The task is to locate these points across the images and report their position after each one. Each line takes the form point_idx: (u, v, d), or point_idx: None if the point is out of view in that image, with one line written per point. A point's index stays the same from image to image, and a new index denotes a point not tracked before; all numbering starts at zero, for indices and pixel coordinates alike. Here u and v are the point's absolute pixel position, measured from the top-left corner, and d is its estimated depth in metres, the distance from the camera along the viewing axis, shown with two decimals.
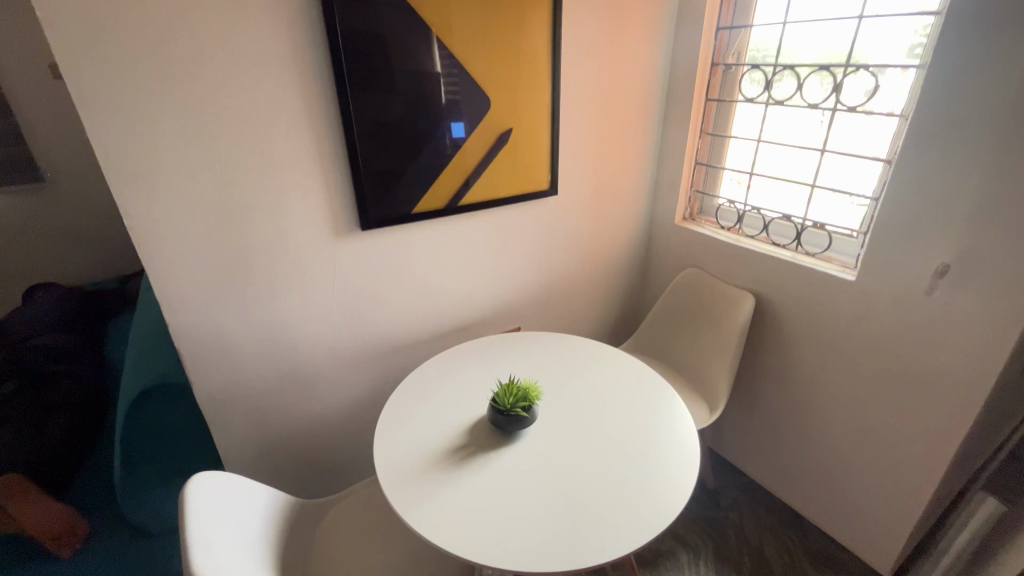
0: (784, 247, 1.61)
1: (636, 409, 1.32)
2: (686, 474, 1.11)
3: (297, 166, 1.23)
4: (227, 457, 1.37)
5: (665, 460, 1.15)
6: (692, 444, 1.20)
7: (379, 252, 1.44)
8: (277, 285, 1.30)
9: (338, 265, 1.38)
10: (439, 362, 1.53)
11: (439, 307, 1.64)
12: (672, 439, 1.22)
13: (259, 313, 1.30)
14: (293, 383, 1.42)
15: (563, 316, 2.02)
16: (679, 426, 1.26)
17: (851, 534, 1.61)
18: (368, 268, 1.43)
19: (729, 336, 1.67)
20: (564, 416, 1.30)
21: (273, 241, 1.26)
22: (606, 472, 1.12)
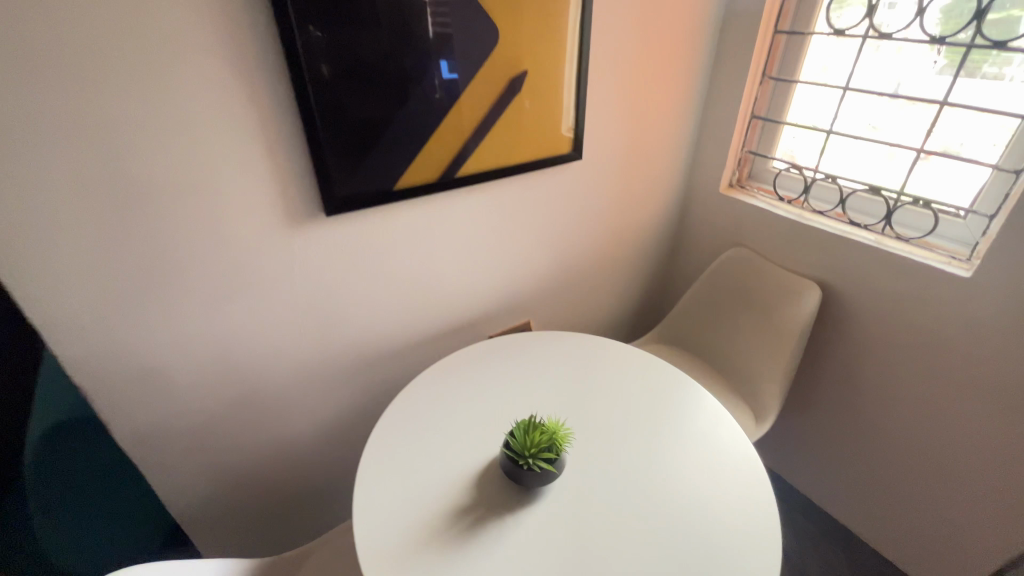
0: (867, 226, 1.32)
1: (689, 447, 1.08)
2: (766, 548, 0.89)
3: (229, 130, 0.87)
4: (168, 500, 1.09)
5: (738, 526, 0.92)
6: (766, 501, 0.97)
7: (356, 240, 1.11)
8: (221, 290, 0.98)
9: (303, 261, 1.05)
10: (436, 375, 1.24)
11: (435, 303, 1.33)
12: (741, 495, 0.98)
13: (202, 326, 0.99)
14: (254, 407, 1.13)
15: (580, 302, 1.71)
16: (747, 473, 1.03)
17: (909, 559, 1.41)
18: (342, 263, 1.11)
19: (783, 333, 1.39)
20: (600, 458, 1.04)
21: (210, 233, 0.92)
22: (665, 545, 0.88)
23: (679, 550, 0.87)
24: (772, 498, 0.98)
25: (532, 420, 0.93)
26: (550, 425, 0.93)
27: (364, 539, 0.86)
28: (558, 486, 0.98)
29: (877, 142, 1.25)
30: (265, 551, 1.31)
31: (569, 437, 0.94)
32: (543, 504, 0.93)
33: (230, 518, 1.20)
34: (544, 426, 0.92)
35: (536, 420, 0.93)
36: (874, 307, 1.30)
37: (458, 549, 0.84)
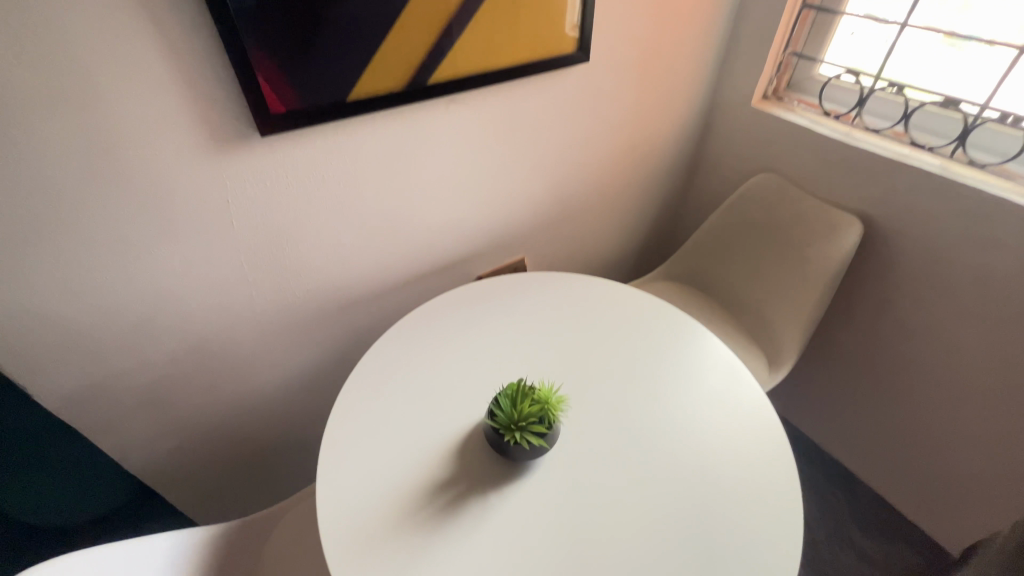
0: (930, 149, 1.12)
1: (700, 409, 0.96)
2: (787, 529, 0.79)
3: (118, 24, 0.66)
4: (127, 461, 1.00)
5: (755, 504, 0.82)
6: (787, 472, 0.86)
7: (314, 168, 0.92)
8: (148, 231, 0.81)
9: (249, 195, 0.87)
10: (416, 324, 1.09)
11: (414, 242, 1.16)
12: (759, 465, 0.87)
13: (133, 273, 0.84)
14: (214, 361, 1.01)
15: (582, 238, 1.54)
16: (766, 439, 0.91)
17: (915, 502, 1.38)
18: (298, 196, 0.93)
19: (811, 276, 1.24)
20: (600, 423, 0.92)
21: (118, 162, 0.74)
22: (672, 527, 0.78)
23: (688, 533, 0.78)
24: (793, 467, 0.87)
25: (522, 385, 0.81)
26: (540, 389, 0.81)
27: (328, 523, 0.75)
28: (551, 457, 0.86)
29: (972, 41, 1.03)
30: (219, 522, 1.25)
31: (562, 405, 0.82)
32: (533, 480, 0.82)
33: (202, 473, 1.13)
34: (535, 392, 0.80)
35: (527, 385, 0.81)
36: (920, 244, 1.14)
37: (436, 534, 0.74)
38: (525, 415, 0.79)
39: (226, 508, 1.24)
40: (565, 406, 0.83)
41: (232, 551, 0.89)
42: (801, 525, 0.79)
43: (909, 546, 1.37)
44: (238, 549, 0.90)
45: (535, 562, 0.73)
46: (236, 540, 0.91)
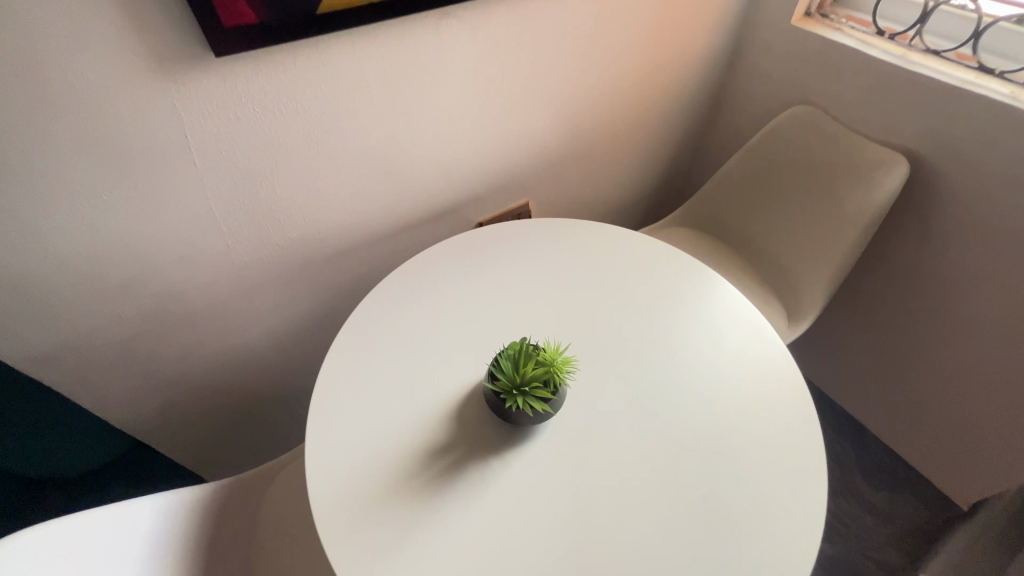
0: (997, 74, 0.99)
1: (719, 373, 0.88)
2: (808, 507, 0.73)
3: None
4: (114, 417, 0.97)
5: (774, 478, 0.76)
6: (811, 444, 0.79)
7: (290, 100, 0.81)
8: (104, 176, 0.73)
9: (217, 130, 0.77)
10: (409, 276, 1.01)
11: (408, 185, 1.06)
12: (781, 435, 0.80)
13: (93, 224, 0.76)
14: (195, 316, 0.95)
15: (592, 181, 1.42)
16: (790, 409, 0.84)
17: (927, 456, 1.35)
18: (277, 131, 0.82)
19: (844, 222, 1.13)
20: (610, 386, 0.85)
21: (55, 89, 0.64)
22: (684, 501, 0.73)
23: (699, 499, 0.73)
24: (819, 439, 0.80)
25: (525, 346, 0.74)
26: (546, 350, 0.74)
27: (314, 490, 0.71)
28: (555, 423, 0.80)
29: None
30: (216, 475, 1.24)
31: (568, 368, 0.75)
32: (535, 448, 0.77)
33: (197, 428, 1.11)
34: (538, 354, 0.73)
35: (530, 345, 0.74)
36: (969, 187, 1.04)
37: (430, 503, 0.70)
38: (527, 379, 0.73)
39: (226, 460, 1.23)
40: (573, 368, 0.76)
41: (226, 507, 0.87)
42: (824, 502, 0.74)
43: (915, 498, 1.36)
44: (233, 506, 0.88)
45: (534, 537, 0.68)
46: (231, 498, 0.89)
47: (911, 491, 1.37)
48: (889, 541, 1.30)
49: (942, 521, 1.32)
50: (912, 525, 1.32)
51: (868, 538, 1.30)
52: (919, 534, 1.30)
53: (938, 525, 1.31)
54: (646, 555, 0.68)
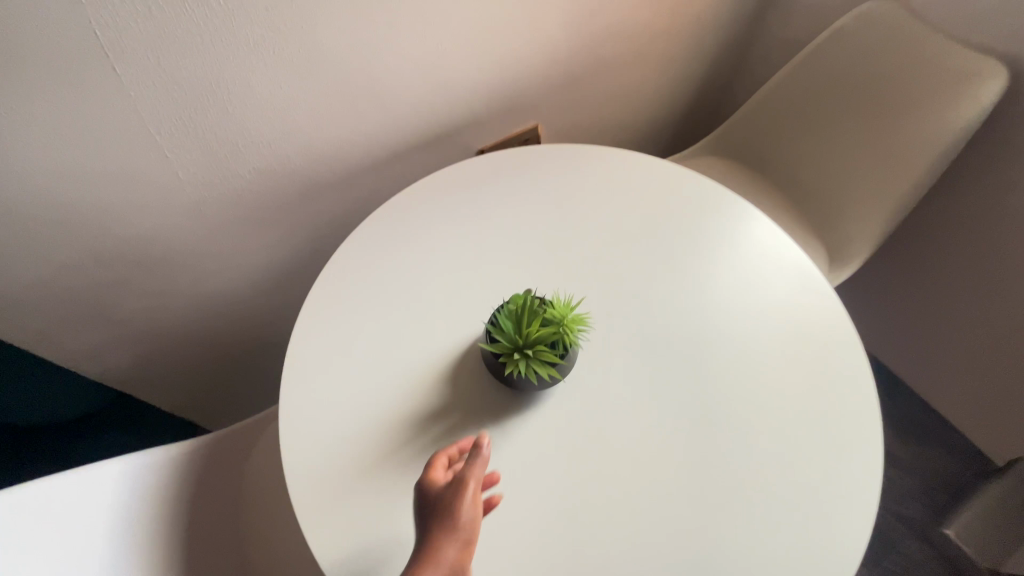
0: None
1: (760, 334, 0.76)
2: (861, 492, 0.65)
3: None
4: (89, 364, 0.91)
5: (822, 459, 0.67)
6: (868, 420, 0.69)
7: None
8: (6, 89, 0.60)
9: (154, 26, 0.63)
10: (398, 214, 0.87)
11: (400, 104, 0.91)
12: (832, 410, 0.70)
13: (6, 150, 0.64)
14: (159, 257, 0.85)
15: (614, 102, 1.24)
16: (844, 377, 0.73)
17: (965, 408, 1.25)
18: (233, 29, 0.68)
19: (913, 149, 0.96)
20: (631, 349, 0.74)
21: None
22: (716, 483, 0.65)
23: (732, 460, 0.66)
24: (877, 413, 0.70)
25: (529, 302, 0.62)
26: (554, 309, 0.63)
27: (293, 464, 0.64)
28: (567, 391, 0.70)
29: None
30: (209, 420, 1.20)
31: (580, 326, 0.64)
32: (544, 421, 0.68)
33: (180, 376, 1.05)
34: (546, 311, 0.62)
35: (535, 300, 0.63)
36: None
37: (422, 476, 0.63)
38: (532, 340, 0.62)
39: (218, 407, 1.18)
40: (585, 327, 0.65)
41: (212, 465, 0.82)
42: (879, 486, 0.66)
43: (946, 451, 1.28)
44: (217, 461, 0.82)
45: (545, 518, 0.62)
46: (213, 453, 0.82)
47: (942, 444, 1.29)
48: (912, 494, 1.23)
49: (973, 475, 1.24)
50: (939, 479, 1.25)
51: (890, 491, 1.24)
52: (945, 488, 1.24)
53: (968, 479, 1.24)
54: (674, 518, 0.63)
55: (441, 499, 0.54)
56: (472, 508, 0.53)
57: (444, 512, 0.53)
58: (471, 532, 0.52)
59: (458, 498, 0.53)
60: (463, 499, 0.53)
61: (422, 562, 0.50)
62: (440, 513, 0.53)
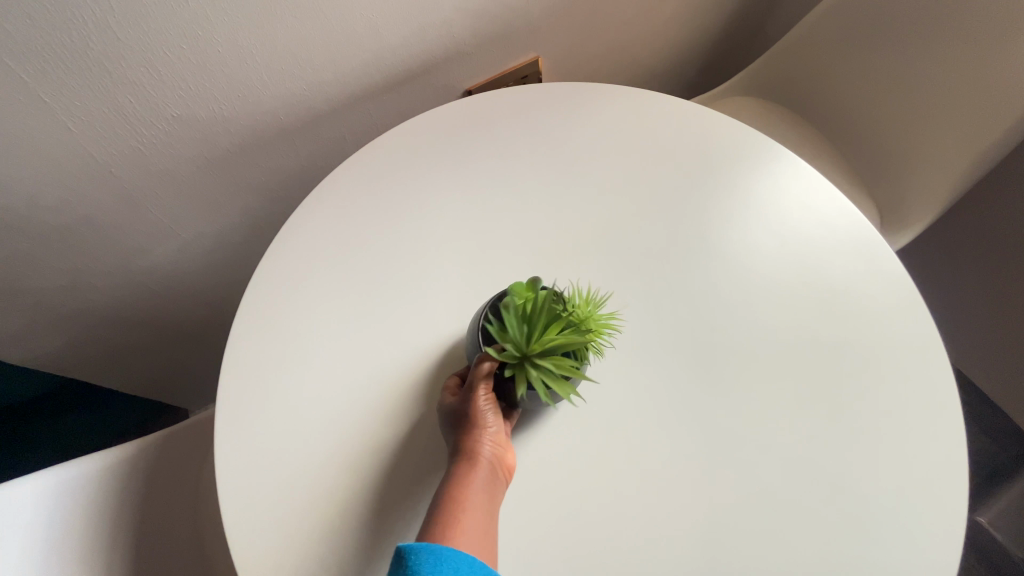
0: None
1: (808, 335, 0.61)
2: (931, 552, 0.51)
3: None
4: (30, 351, 0.81)
5: (879, 498, 0.53)
6: (943, 463, 0.54)
7: None
8: None
9: None
10: (363, 173, 0.72)
11: (361, 35, 0.71)
12: (899, 442, 0.55)
13: None
14: (78, 226, 0.72)
15: (630, 27, 1.02)
16: (918, 404, 0.57)
17: (1011, 387, 1.12)
18: None
19: (994, 91, 0.77)
20: (645, 354, 0.60)
21: None
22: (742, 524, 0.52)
23: (771, 472, 0.54)
24: (956, 419, 0.56)
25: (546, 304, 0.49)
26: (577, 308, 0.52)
27: (236, 488, 0.53)
28: (565, 408, 0.58)
29: None
30: (179, 394, 1.11)
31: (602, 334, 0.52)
32: (537, 445, 0.56)
33: (132, 354, 0.94)
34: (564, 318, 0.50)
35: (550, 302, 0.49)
36: None
37: (387, 515, 0.53)
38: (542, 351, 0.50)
39: (186, 381, 1.09)
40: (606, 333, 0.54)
41: (162, 464, 0.72)
42: (957, 550, 0.51)
43: (985, 432, 1.16)
44: (167, 462, 0.73)
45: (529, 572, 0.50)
46: (163, 454, 0.73)
47: (978, 424, 1.17)
48: None
49: (1010, 457, 1.14)
50: (972, 462, 1.14)
51: None
52: (980, 471, 1.13)
53: (1004, 462, 1.13)
54: (698, 541, 0.52)
55: (460, 405, 0.52)
56: (495, 407, 0.52)
57: (468, 413, 0.52)
58: (498, 424, 0.52)
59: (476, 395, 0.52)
60: (482, 394, 0.52)
61: (464, 460, 0.49)
62: (466, 414, 0.51)
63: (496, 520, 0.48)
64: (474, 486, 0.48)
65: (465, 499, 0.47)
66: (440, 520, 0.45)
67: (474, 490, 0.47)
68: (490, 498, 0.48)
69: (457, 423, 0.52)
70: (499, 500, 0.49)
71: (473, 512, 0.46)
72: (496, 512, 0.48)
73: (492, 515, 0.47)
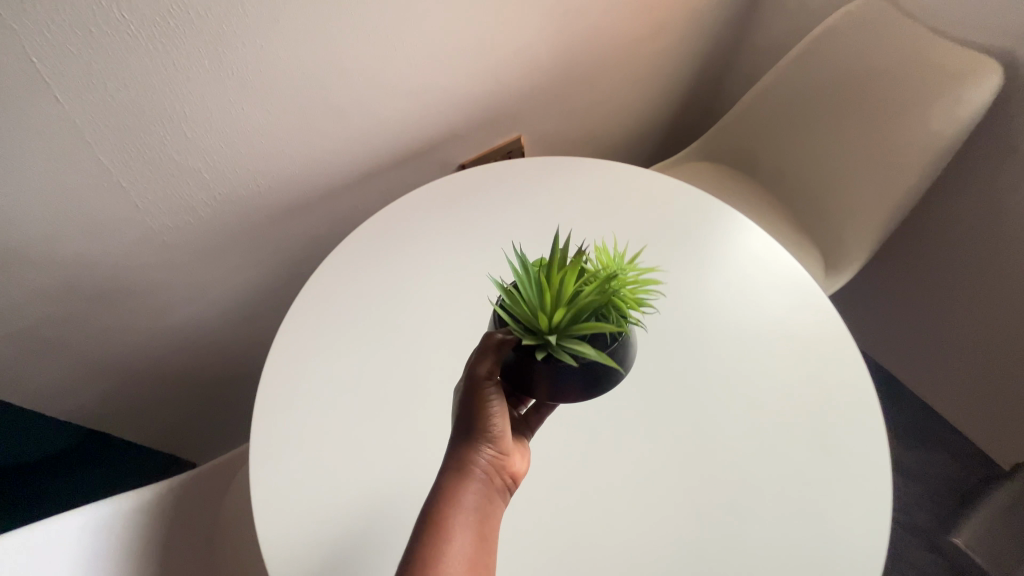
0: None
1: (754, 360, 0.73)
2: (866, 538, 0.60)
3: None
4: (70, 404, 0.89)
5: (821, 494, 0.62)
6: (869, 460, 0.64)
7: (199, 17, 0.63)
8: None
9: (106, 57, 0.61)
10: (374, 236, 0.85)
11: (375, 123, 0.88)
12: (834, 446, 0.65)
13: None
14: (126, 288, 0.82)
15: (597, 109, 1.21)
16: (845, 412, 0.68)
17: (967, 409, 1.22)
18: (200, 56, 0.66)
19: (900, 153, 0.94)
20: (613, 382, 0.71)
21: None
22: (705, 521, 0.61)
23: (726, 475, 0.64)
24: (879, 425, 0.67)
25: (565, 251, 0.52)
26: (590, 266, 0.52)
27: (269, 506, 0.61)
28: (549, 431, 0.68)
29: None
30: (189, 453, 1.16)
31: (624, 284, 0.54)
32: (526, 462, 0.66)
33: (154, 408, 1.01)
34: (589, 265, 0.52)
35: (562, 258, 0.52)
36: None
37: (402, 523, 0.61)
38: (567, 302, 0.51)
39: (199, 437, 1.15)
40: (646, 284, 0.56)
41: (185, 506, 0.78)
42: (886, 532, 0.60)
43: (953, 457, 1.24)
44: (189, 506, 0.79)
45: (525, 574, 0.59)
46: (187, 496, 0.79)
47: (946, 450, 1.25)
48: (918, 502, 1.20)
49: (979, 480, 1.21)
50: (946, 486, 1.21)
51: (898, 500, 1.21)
52: (953, 494, 1.20)
53: (975, 485, 1.20)
54: (667, 534, 0.61)
55: (463, 407, 0.52)
56: (497, 411, 0.52)
57: (468, 417, 0.52)
58: (495, 433, 0.51)
59: (479, 392, 0.52)
60: (486, 388, 0.52)
61: (456, 471, 0.50)
62: (469, 413, 0.52)
63: (485, 535, 0.48)
64: (465, 504, 0.48)
65: (451, 515, 0.47)
66: (424, 543, 0.46)
67: (462, 505, 0.48)
68: (480, 511, 0.49)
69: (459, 425, 0.52)
70: (491, 514, 0.50)
71: (462, 535, 0.47)
72: (485, 527, 0.49)
73: (481, 530, 0.48)
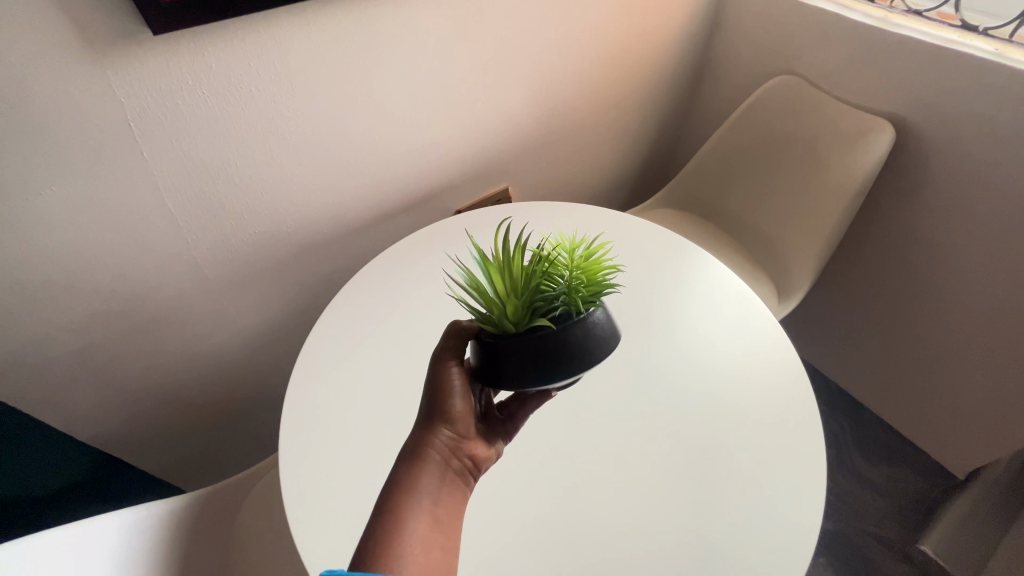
0: (956, 29, 1.03)
1: (707, 360, 0.86)
2: (806, 496, 0.71)
3: None
4: (102, 431, 0.96)
5: (767, 464, 0.74)
6: (806, 434, 0.76)
7: (257, 96, 0.80)
8: (69, 187, 0.72)
9: (184, 127, 0.76)
10: (384, 271, 0.98)
11: (386, 177, 1.04)
12: (775, 424, 0.78)
13: (49, 234, 0.74)
14: (167, 321, 0.93)
15: (574, 166, 1.41)
16: (784, 398, 0.81)
17: (918, 424, 1.34)
18: (253, 125, 0.82)
19: (825, 196, 1.12)
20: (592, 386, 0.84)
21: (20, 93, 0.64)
22: (670, 490, 0.73)
23: (687, 453, 0.76)
24: (812, 406, 0.80)
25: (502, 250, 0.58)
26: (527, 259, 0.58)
27: (302, 499, 0.71)
28: (539, 427, 0.80)
29: None
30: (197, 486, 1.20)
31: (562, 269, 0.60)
32: (516, 462, 0.76)
33: (173, 437, 1.08)
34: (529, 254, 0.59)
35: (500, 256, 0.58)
36: (941, 151, 1.06)
37: None
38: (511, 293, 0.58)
39: (208, 470, 1.20)
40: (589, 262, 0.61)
41: (202, 520, 0.84)
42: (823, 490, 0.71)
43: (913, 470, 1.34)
44: (204, 523, 0.84)
45: (516, 563, 0.67)
46: (202, 512, 0.85)
47: (906, 464, 1.36)
48: (888, 515, 1.28)
49: (940, 491, 1.30)
50: (911, 499, 1.30)
51: (868, 514, 1.29)
52: (916, 506, 1.29)
53: (936, 496, 1.30)
54: (639, 502, 0.72)
55: (428, 395, 0.59)
56: (456, 398, 0.59)
57: (431, 404, 0.58)
58: (454, 418, 0.57)
59: (442, 371, 0.60)
60: (449, 374, 0.60)
61: (417, 451, 0.54)
62: (433, 394, 0.59)
63: (441, 511, 0.51)
64: (423, 480, 0.52)
65: (410, 489, 0.51)
66: (382, 514, 0.49)
67: (420, 480, 0.52)
68: (437, 489, 0.52)
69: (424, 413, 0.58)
70: (449, 494, 0.53)
71: (418, 507, 0.50)
72: (441, 505, 0.52)
73: (436, 507, 0.51)
